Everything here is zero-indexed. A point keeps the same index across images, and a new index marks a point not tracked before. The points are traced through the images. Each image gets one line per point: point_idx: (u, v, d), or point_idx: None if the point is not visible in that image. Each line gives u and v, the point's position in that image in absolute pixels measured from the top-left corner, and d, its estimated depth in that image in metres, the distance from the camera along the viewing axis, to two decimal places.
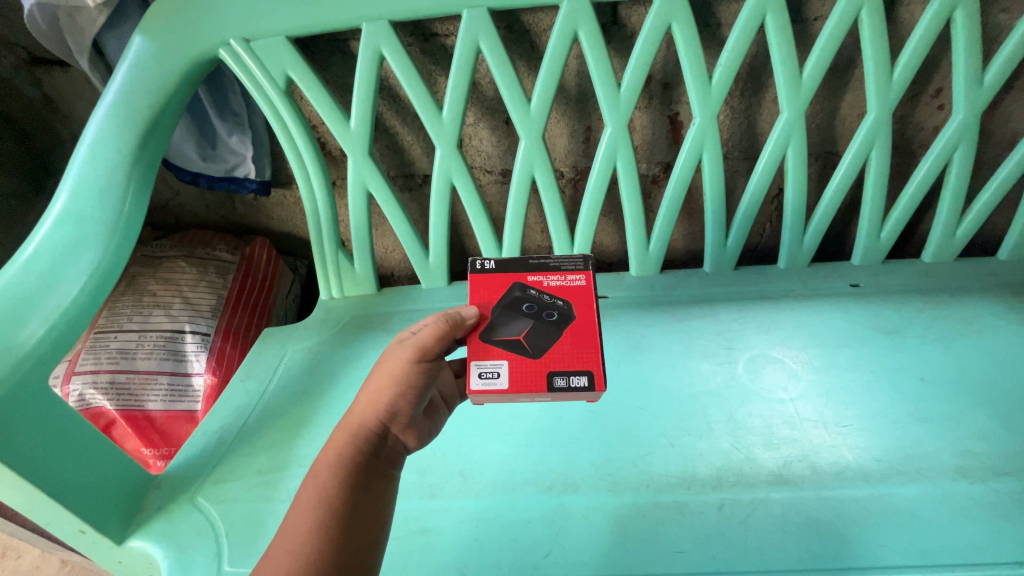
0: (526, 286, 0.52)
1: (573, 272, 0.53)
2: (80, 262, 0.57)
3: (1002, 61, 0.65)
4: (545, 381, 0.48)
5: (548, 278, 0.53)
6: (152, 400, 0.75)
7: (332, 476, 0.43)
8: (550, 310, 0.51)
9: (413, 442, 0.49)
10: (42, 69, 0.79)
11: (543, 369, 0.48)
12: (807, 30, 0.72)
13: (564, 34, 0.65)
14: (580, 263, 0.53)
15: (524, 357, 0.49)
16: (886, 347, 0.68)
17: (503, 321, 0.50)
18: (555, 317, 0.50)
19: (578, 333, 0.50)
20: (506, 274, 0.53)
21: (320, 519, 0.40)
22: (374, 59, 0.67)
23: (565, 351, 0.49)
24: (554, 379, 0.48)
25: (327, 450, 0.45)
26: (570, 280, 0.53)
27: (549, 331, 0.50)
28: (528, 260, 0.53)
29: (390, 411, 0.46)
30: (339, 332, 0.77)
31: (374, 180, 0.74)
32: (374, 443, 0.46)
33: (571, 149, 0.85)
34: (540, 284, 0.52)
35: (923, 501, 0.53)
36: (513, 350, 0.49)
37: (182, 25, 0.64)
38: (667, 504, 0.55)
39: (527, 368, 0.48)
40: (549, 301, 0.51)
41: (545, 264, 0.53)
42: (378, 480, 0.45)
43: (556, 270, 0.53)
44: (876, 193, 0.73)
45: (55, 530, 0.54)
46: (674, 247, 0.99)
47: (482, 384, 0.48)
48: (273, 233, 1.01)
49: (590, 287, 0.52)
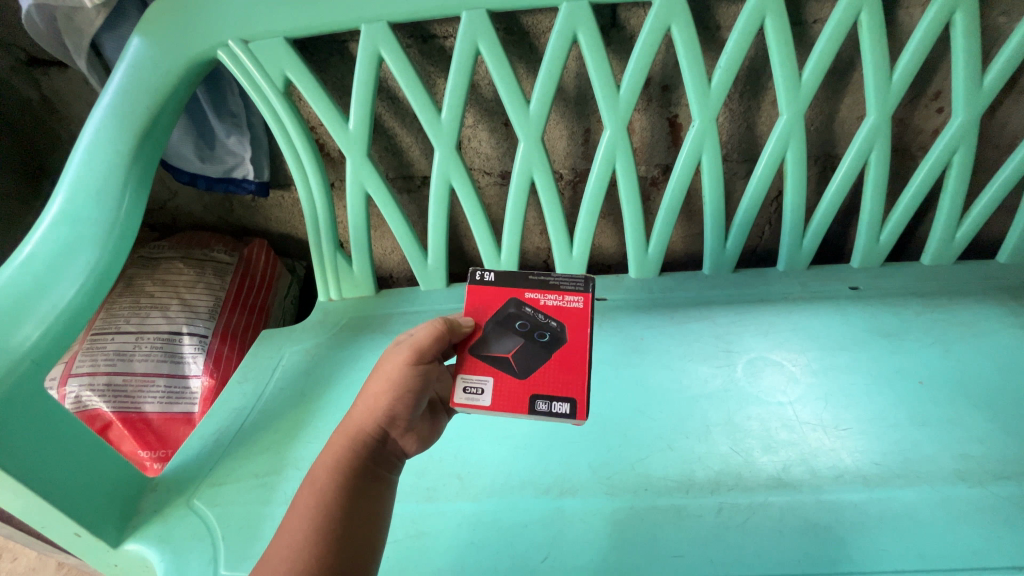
0: (522, 303, 0.52)
1: (572, 293, 0.52)
2: (77, 264, 0.57)
3: (1002, 64, 0.65)
4: (527, 404, 0.48)
5: (545, 297, 0.52)
6: (148, 402, 0.75)
7: (330, 480, 0.42)
8: (543, 330, 0.51)
9: (412, 447, 0.48)
10: (39, 70, 0.79)
11: (526, 391, 0.48)
12: (806, 32, 0.72)
13: (563, 35, 0.64)
14: (581, 284, 0.53)
15: (512, 376, 0.49)
16: (886, 350, 0.67)
17: (495, 336, 0.51)
18: (546, 338, 0.50)
19: (568, 357, 0.50)
20: (503, 287, 0.53)
21: (316, 524, 0.40)
22: (373, 62, 0.67)
23: (549, 376, 0.49)
24: (536, 402, 0.48)
25: (324, 454, 0.45)
26: (568, 301, 0.52)
27: (538, 353, 0.50)
28: (528, 276, 0.53)
29: (388, 415, 0.46)
30: (337, 334, 0.77)
31: (373, 181, 0.73)
32: (372, 447, 0.45)
33: (570, 151, 0.84)
34: (537, 301, 0.52)
35: (922, 505, 0.53)
36: (500, 368, 0.49)
37: (179, 25, 0.63)
38: (666, 507, 0.55)
39: (512, 388, 0.48)
40: (543, 321, 0.51)
41: (544, 282, 0.53)
42: (376, 485, 0.44)
43: (555, 289, 0.53)
44: (875, 195, 0.73)
45: (50, 534, 0.53)
46: (674, 249, 0.99)
47: (465, 399, 0.48)
48: (271, 234, 1.01)
49: (587, 311, 0.52)
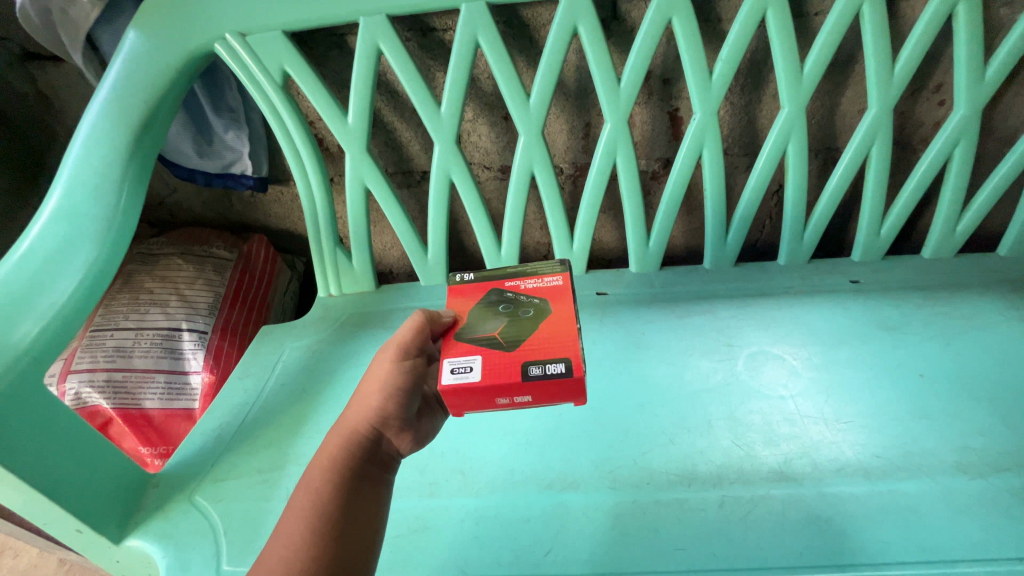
0: (504, 291, 0.51)
1: (551, 274, 0.52)
2: (76, 260, 0.56)
3: (1004, 56, 0.65)
4: (519, 371, 0.44)
5: (525, 282, 0.52)
6: (148, 399, 0.75)
7: (325, 481, 0.42)
8: (528, 308, 0.49)
9: (408, 446, 0.48)
10: (35, 64, 0.78)
11: (518, 359, 0.45)
12: (808, 24, 0.71)
13: (564, 28, 0.64)
14: (559, 266, 0.53)
15: (498, 351, 0.46)
16: (887, 344, 0.67)
17: (479, 321, 0.49)
18: (531, 312, 0.49)
19: (555, 324, 0.47)
20: (483, 281, 0.53)
21: (313, 524, 0.40)
22: (371, 54, 0.66)
23: (539, 341, 0.46)
24: (529, 368, 0.44)
25: (320, 455, 0.44)
26: (549, 282, 0.52)
27: (526, 325, 0.48)
28: (505, 270, 0.54)
29: (382, 415, 0.45)
30: (338, 330, 0.77)
31: (373, 176, 0.73)
32: (367, 448, 0.45)
33: (570, 145, 0.84)
34: (518, 287, 0.52)
35: (923, 498, 0.53)
36: (487, 345, 0.46)
37: (175, 19, 0.63)
38: (668, 501, 0.55)
39: (502, 360, 0.45)
40: (526, 300, 0.50)
41: (523, 271, 0.53)
42: (372, 485, 0.44)
43: (533, 274, 0.53)
44: (877, 188, 0.73)
45: (52, 530, 0.53)
46: (674, 244, 0.98)
47: (453, 380, 0.44)
48: (270, 230, 1.00)
49: (568, 286, 0.51)
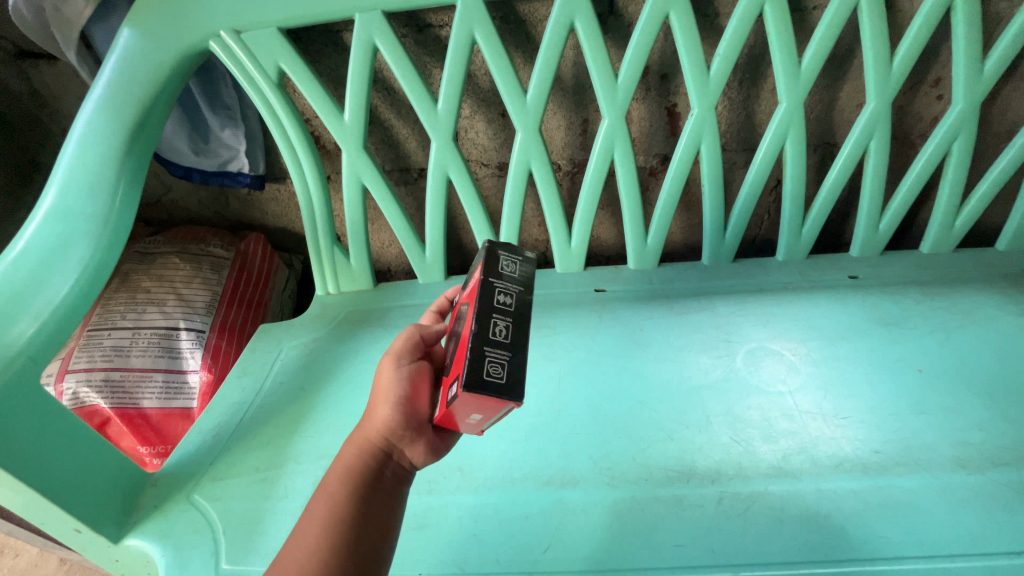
0: (458, 305, 0.47)
1: (477, 268, 0.44)
2: (71, 259, 0.56)
3: (1002, 50, 0.64)
4: (447, 399, 0.40)
5: (468, 287, 0.46)
6: (146, 398, 0.75)
7: (340, 489, 0.42)
8: (460, 320, 0.44)
9: (425, 458, 0.46)
10: (29, 62, 0.78)
11: (448, 385, 0.40)
12: (806, 19, 0.71)
13: (561, 23, 0.64)
14: (483, 255, 0.44)
15: (445, 376, 0.43)
16: (886, 339, 0.67)
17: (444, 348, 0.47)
18: (460, 326, 0.43)
19: (466, 334, 0.40)
20: (454, 300, 0.50)
21: (327, 532, 0.39)
22: (368, 50, 0.66)
23: (454, 361, 0.40)
24: (450, 394, 0.39)
25: (336, 465, 0.44)
26: (475, 279, 0.44)
27: (455, 343, 0.42)
28: (467, 276, 0.49)
29: (396, 426, 0.45)
30: (336, 327, 0.77)
31: (369, 172, 0.73)
32: (381, 460, 0.44)
33: (568, 141, 0.84)
34: (464, 296, 0.46)
35: (922, 493, 0.53)
36: (441, 374, 0.44)
37: (169, 17, 0.62)
38: (667, 497, 0.55)
39: (446, 389, 0.42)
40: (462, 311, 0.44)
41: (471, 274, 0.47)
42: (386, 494, 0.43)
43: (473, 275, 0.46)
44: (875, 183, 0.73)
45: (51, 530, 0.53)
46: (673, 240, 0.98)
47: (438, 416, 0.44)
48: (267, 228, 1.00)
49: (480, 278, 0.42)
